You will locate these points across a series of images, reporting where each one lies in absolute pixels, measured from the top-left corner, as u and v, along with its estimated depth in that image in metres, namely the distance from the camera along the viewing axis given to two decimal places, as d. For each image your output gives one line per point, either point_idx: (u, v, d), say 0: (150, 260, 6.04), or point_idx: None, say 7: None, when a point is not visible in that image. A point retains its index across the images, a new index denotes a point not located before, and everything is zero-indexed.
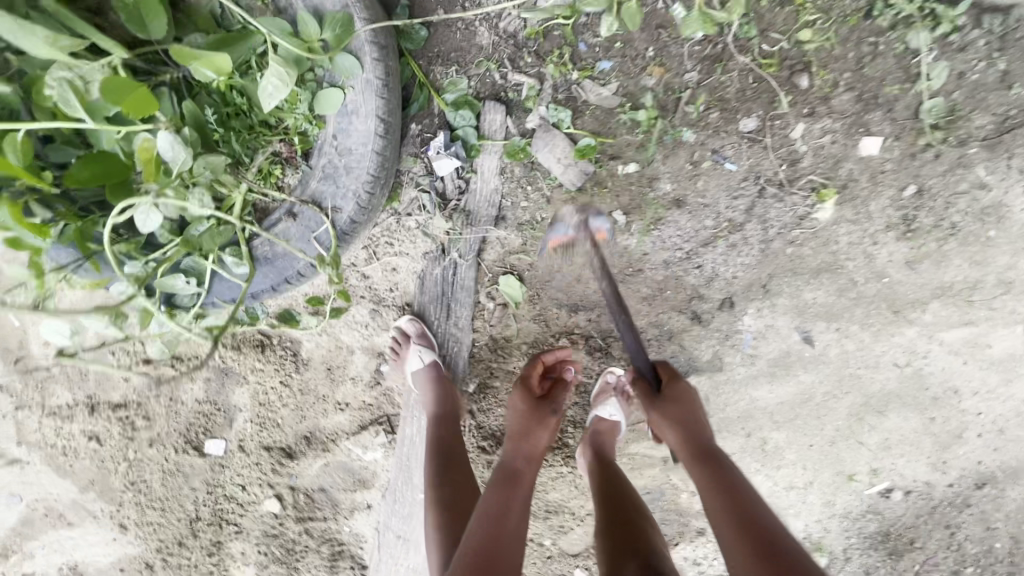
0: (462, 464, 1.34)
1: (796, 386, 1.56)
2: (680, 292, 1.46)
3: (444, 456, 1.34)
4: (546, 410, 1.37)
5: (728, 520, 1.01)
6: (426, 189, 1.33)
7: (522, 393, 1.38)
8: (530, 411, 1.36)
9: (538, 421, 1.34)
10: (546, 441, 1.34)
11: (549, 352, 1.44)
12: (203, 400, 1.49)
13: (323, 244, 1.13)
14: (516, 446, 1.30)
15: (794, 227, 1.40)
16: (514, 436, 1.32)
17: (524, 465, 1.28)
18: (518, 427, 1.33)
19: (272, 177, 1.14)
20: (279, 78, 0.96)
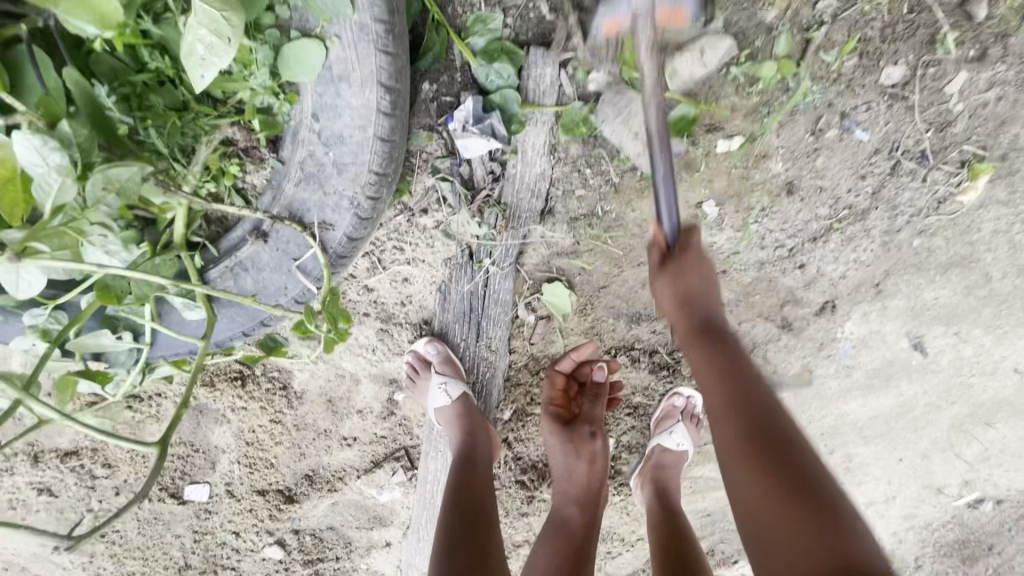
0: (481, 527, 0.98)
1: (895, 398, 1.29)
2: (772, 297, 1.15)
3: (458, 518, 0.98)
4: (580, 436, 1.11)
5: (795, 518, 0.65)
6: (448, 175, 0.97)
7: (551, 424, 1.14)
8: (566, 445, 1.12)
9: (577, 455, 1.11)
10: (593, 477, 1.11)
11: (565, 357, 1.15)
12: (176, 441, 1.20)
13: (309, 273, 0.79)
14: (562, 487, 1.12)
15: (929, 213, 1.07)
16: (559, 478, 1.12)
17: (575, 513, 1.09)
18: (560, 470, 1.12)
19: (226, 176, 0.77)
20: (213, 29, 0.59)
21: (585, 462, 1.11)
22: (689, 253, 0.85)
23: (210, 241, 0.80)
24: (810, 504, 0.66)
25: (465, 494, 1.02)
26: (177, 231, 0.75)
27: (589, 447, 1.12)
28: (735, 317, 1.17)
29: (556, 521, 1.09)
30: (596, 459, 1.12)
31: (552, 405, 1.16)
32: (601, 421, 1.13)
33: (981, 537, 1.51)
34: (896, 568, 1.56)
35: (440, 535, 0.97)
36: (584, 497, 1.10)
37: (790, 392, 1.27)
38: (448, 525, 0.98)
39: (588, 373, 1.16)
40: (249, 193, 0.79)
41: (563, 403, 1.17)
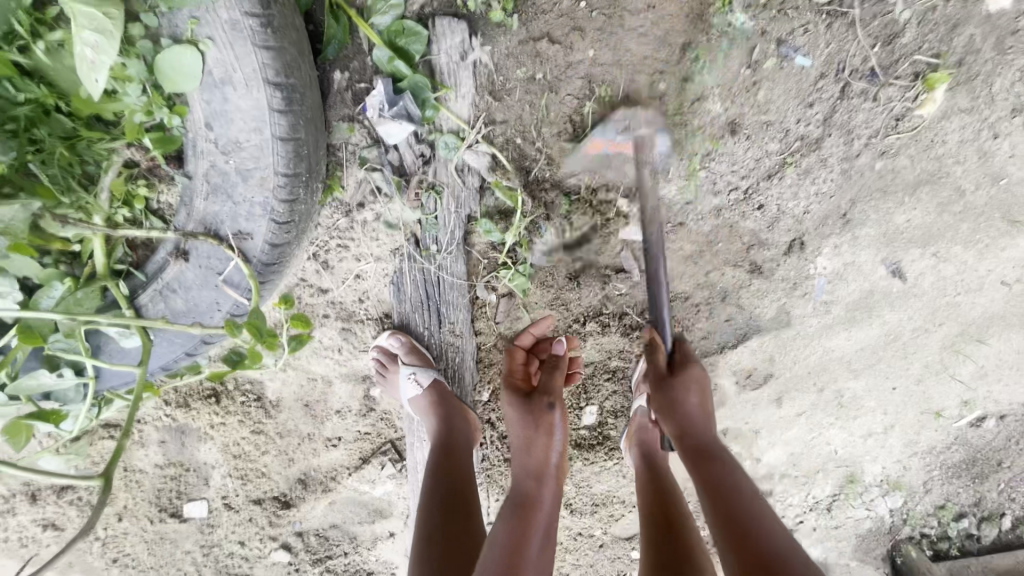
0: (460, 510, 0.98)
1: (880, 327, 1.26)
2: (735, 242, 1.11)
3: (439, 503, 0.98)
4: (536, 406, 1.04)
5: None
6: (376, 164, 0.95)
7: (510, 398, 1.08)
8: (523, 418, 1.05)
9: (535, 426, 1.03)
10: (553, 451, 1.02)
11: (526, 334, 1.11)
12: (166, 463, 1.22)
13: (238, 286, 0.77)
14: (521, 462, 1.02)
15: (888, 132, 1.01)
16: (518, 453, 1.04)
17: (532, 487, 0.99)
18: (518, 443, 1.04)
19: (136, 200, 0.76)
20: (96, 29, 0.57)
21: (544, 433, 1.02)
22: (688, 365, 0.99)
23: (136, 267, 0.78)
24: (727, 503, 0.83)
25: (443, 479, 1.02)
26: (98, 261, 0.74)
27: (548, 419, 1.03)
28: (700, 267, 1.13)
29: (513, 496, 0.98)
30: (556, 431, 1.03)
31: (512, 379, 1.10)
32: (561, 391, 1.05)
33: (987, 453, 1.49)
34: (905, 495, 1.54)
35: (420, 520, 0.97)
36: (542, 471, 1.00)
37: (770, 336, 1.24)
38: (428, 509, 0.98)
39: (547, 349, 1.12)
40: (166, 213, 0.78)
41: (524, 377, 1.11)
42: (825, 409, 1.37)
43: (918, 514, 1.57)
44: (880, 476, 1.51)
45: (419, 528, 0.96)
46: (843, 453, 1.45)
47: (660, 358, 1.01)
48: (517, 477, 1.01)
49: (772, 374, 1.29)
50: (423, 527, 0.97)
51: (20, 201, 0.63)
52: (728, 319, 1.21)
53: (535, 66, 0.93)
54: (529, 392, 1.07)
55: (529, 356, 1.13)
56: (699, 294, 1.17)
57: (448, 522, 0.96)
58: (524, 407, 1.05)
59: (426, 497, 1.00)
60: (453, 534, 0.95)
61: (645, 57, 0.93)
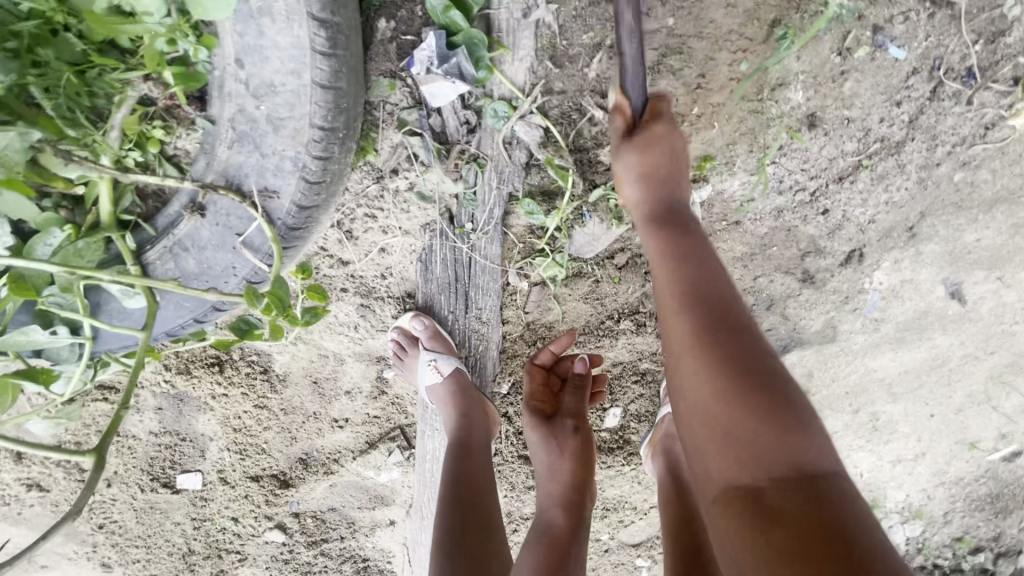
0: (481, 529, 0.91)
1: (927, 351, 1.18)
2: (791, 248, 1.03)
3: (458, 521, 0.91)
4: (561, 432, 1.00)
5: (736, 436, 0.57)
6: (416, 128, 0.86)
7: (532, 419, 1.03)
8: (547, 444, 1.00)
9: (560, 452, 0.99)
10: (580, 478, 0.99)
11: (545, 351, 1.06)
12: (162, 431, 1.15)
13: (258, 250, 0.69)
14: (546, 490, 1.00)
15: (974, 141, 0.93)
16: (543, 480, 1.00)
17: (561, 519, 0.96)
18: (543, 470, 1.01)
19: (150, 142, 0.66)
20: None
21: (570, 460, 0.99)
22: (703, 248, 0.71)
23: (145, 220, 0.70)
24: (780, 412, 0.57)
25: (463, 493, 0.94)
26: (103, 208, 0.66)
27: (573, 444, 1.00)
28: (749, 272, 1.05)
29: (541, 527, 0.96)
30: (583, 457, 1.00)
31: (533, 400, 1.05)
32: (586, 414, 1.02)
33: (1015, 489, 1.43)
34: (924, 524, 1.48)
35: (439, 540, 0.91)
36: (569, 500, 0.98)
37: (812, 351, 1.16)
38: (446, 529, 0.91)
39: (569, 367, 1.06)
40: (182, 161, 0.69)
41: (545, 396, 1.06)
42: (857, 430, 1.30)
43: (934, 544, 1.51)
44: (902, 503, 1.45)
45: (437, 550, 0.90)
46: (867, 477, 1.38)
47: (624, 118, 0.78)
48: (542, 506, 0.99)
49: (808, 391, 1.22)
50: (442, 546, 0.91)
51: (17, 128, 0.54)
52: (770, 329, 1.13)
53: (602, 32, 0.83)
54: (552, 415, 1.03)
55: (550, 374, 1.07)
56: (743, 300, 1.09)
57: (471, 547, 0.90)
58: (547, 430, 1.01)
59: (443, 514, 0.92)
60: (474, 558, 0.89)
61: (728, 31, 0.83)
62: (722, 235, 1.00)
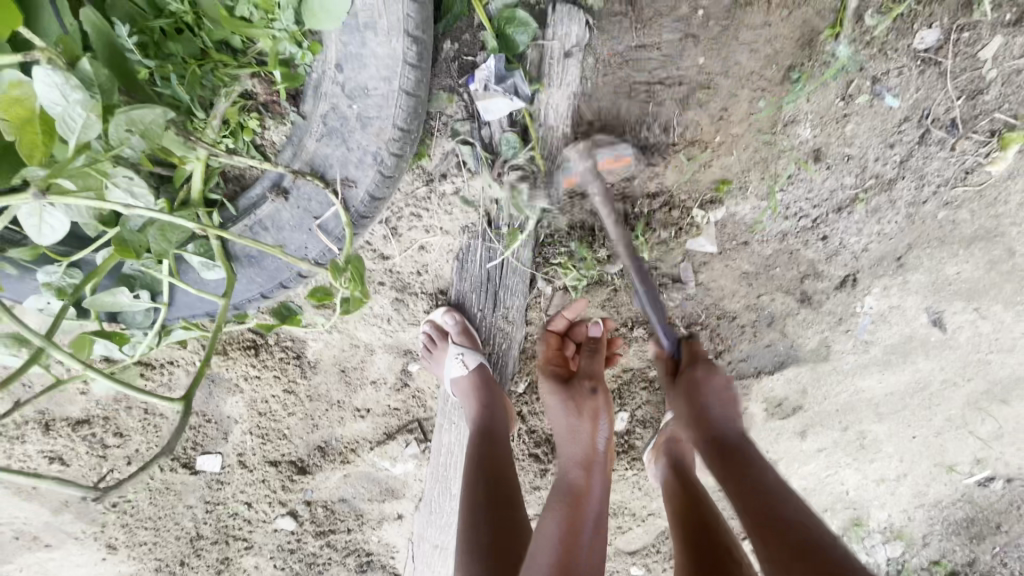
0: (505, 499, 0.99)
1: (910, 374, 1.29)
2: (793, 269, 1.13)
3: (482, 492, 0.99)
4: (579, 391, 1.05)
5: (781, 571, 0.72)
6: (469, 138, 0.95)
7: (551, 383, 1.08)
8: (566, 405, 1.05)
9: (579, 413, 1.03)
10: (599, 438, 1.03)
11: (559, 317, 1.11)
12: (188, 411, 1.20)
13: (330, 233, 0.77)
14: (568, 451, 1.03)
15: (956, 183, 1.05)
16: (563, 441, 1.05)
17: (582, 478, 0.99)
18: (563, 431, 1.05)
19: (245, 132, 0.75)
20: None
21: (589, 420, 1.03)
22: (698, 364, 1.01)
23: (229, 200, 0.78)
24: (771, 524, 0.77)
25: (486, 466, 1.02)
26: (194, 186, 0.72)
27: (593, 404, 1.04)
28: (755, 290, 1.15)
29: (562, 486, 1.00)
30: (601, 417, 1.03)
31: (550, 365, 1.11)
32: (602, 374, 1.07)
33: (988, 514, 1.51)
34: (904, 545, 1.56)
35: (468, 502, 0.99)
36: (591, 459, 1.01)
37: (806, 368, 1.26)
38: (474, 491, 1.00)
39: (582, 332, 1.11)
40: (268, 150, 0.77)
41: (561, 361, 1.12)
42: (844, 448, 1.38)
43: (913, 566, 1.59)
44: (884, 523, 1.52)
45: (465, 519, 0.98)
46: (853, 495, 1.46)
47: (665, 360, 1.09)
48: (562, 467, 1.03)
49: (801, 406, 1.31)
50: (470, 506, 0.99)
51: (161, 107, 0.59)
52: (770, 345, 1.23)
53: (637, 67, 0.95)
54: (570, 378, 1.08)
55: (564, 341, 1.13)
56: (747, 316, 1.19)
57: (498, 507, 0.97)
58: (566, 392, 1.06)
59: (468, 486, 1.00)
60: (502, 522, 0.96)
61: (751, 72, 0.94)
62: (732, 253, 1.10)
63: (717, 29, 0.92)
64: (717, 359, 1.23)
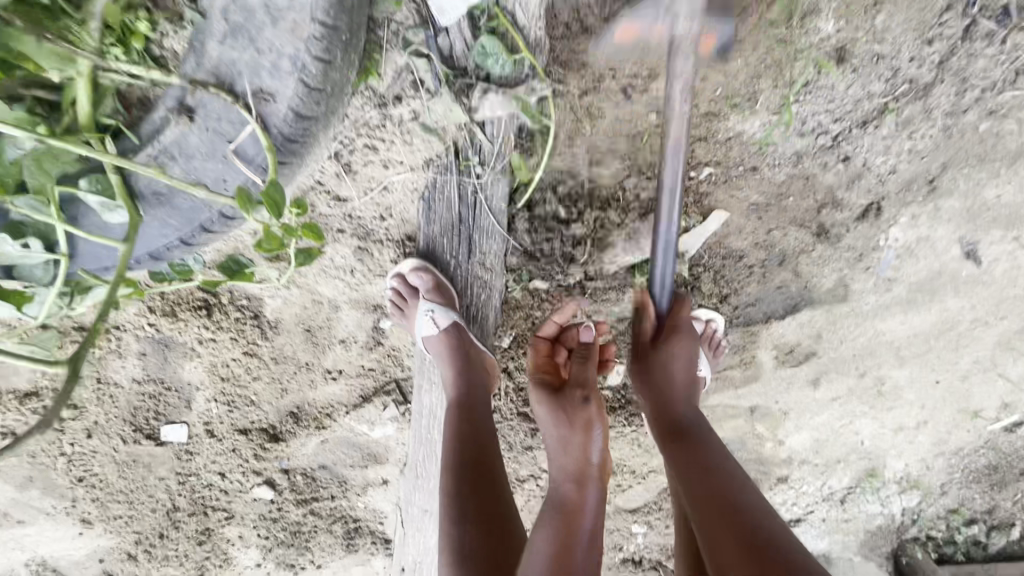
0: (490, 493, 0.90)
1: (937, 315, 1.16)
2: (808, 198, 0.99)
3: (464, 485, 0.89)
4: (570, 402, 0.93)
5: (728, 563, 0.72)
6: (423, 50, 0.80)
7: (539, 393, 0.96)
8: (556, 417, 0.93)
9: (570, 424, 0.91)
10: (593, 451, 0.90)
11: (548, 322, 1.02)
12: (145, 379, 1.10)
13: (251, 161, 0.64)
14: (558, 462, 0.92)
15: (1005, 87, 0.89)
16: (553, 451, 0.93)
17: (574, 493, 0.88)
18: (553, 443, 0.93)
19: (133, 38, 0.62)
20: None
21: (581, 432, 0.91)
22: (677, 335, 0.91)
23: (128, 128, 0.64)
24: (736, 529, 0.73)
25: (471, 450, 0.92)
26: (81, 107, 0.60)
27: (584, 415, 0.92)
28: (765, 224, 1.01)
29: (552, 501, 0.88)
30: (595, 429, 0.91)
31: (539, 374, 0.99)
32: (596, 383, 0.94)
33: (1013, 460, 1.43)
34: (921, 495, 1.48)
35: (446, 501, 0.89)
36: (583, 473, 0.89)
37: (822, 311, 1.13)
38: (453, 491, 0.89)
39: (574, 336, 1.01)
40: (167, 63, 0.64)
41: (552, 370, 1.01)
42: (862, 396, 1.28)
43: (930, 516, 1.51)
44: (900, 473, 1.44)
45: (446, 514, 0.88)
46: (867, 445, 1.37)
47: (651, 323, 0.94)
48: (553, 477, 0.92)
49: (815, 353, 1.19)
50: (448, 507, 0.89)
51: None
52: (781, 287, 1.10)
53: None
54: (560, 387, 0.96)
55: (555, 347, 1.03)
56: (756, 256, 1.05)
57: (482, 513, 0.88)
58: (555, 401, 0.94)
59: (450, 476, 0.90)
60: (488, 516, 0.88)
61: None
62: (738, 182, 0.96)
63: None
64: (721, 305, 1.11)
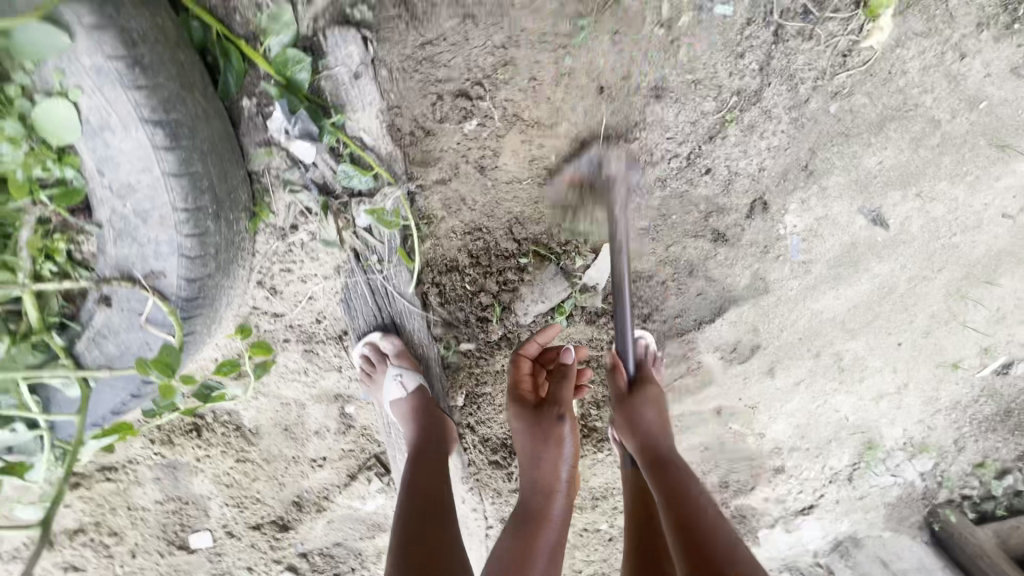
0: (438, 520, 0.95)
1: (870, 283, 1.16)
2: (689, 212, 1.06)
3: (412, 513, 0.94)
4: (546, 419, 1.00)
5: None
6: (300, 185, 0.94)
7: (517, 410, 1.04)
8: (530, 432, 1.02)
9: (544, 439, 1.00)
10: (561, 467, 1.01)
11: (531, 342, 1.07)
12: (165, 499, 1.26)
13: (162, 324, 0.79)
14: (529, 476, 1.02)
15: (836, 70, 0.95)
16: (527, 467, 1.02)
17: (541, 503, 0.99)
18: (527, 460, 1.03)
19: (56, 253, 0.76)
20: None
21: (554, 446, 1.00)
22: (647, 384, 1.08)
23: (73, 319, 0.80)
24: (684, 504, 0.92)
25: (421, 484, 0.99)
26: (30, 317, 0.76)
27: (557, 431, 1.00)
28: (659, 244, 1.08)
29: (521, 511, 0.99)
30: (567, 442, 1.01)
31: (517, 390, 1.06)
32: (571, 401, 1.01)
33: None
34: (935, 457, 1.41)
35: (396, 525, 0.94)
36: (553, 486, 1.00)
37: (750, 307, 1.17)
38: (403, 515, 0.94)
39: (555, 356, 1.08)
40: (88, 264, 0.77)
41: (530, 386, 1.07)
42: (825, 374, 1.27)
43: (954, 475, 1.43)
44: (902, 439, 1.38)
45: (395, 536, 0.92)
46: (852, 419, 1.34)
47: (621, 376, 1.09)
48: (524, 494, 1.02)
49: (759, 345, 1.21)
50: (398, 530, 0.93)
51: None
52: (700, 294, 1.15)
53: (430, 70, 0.92)
54: (538, 405, 1.03)
55: (535, 365, 1.09)
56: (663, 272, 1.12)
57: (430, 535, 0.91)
58: (533, 418, 1.02)
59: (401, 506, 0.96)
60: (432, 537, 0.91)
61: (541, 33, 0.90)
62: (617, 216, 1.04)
63: None
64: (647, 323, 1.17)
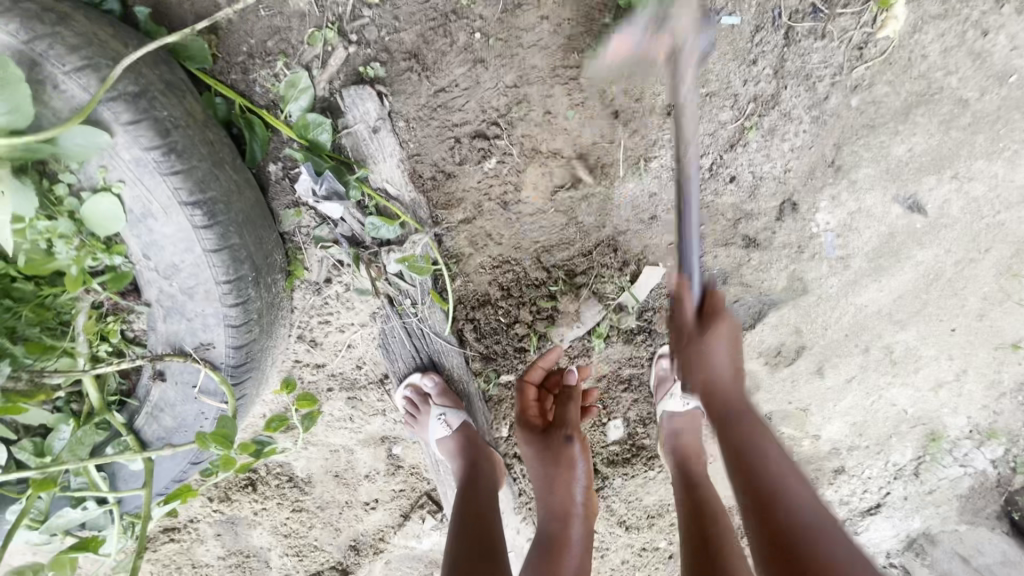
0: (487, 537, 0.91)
1: (914, 271, 1.11)
2: (716, 220, 1.05)
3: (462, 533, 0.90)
4: (556, 442, 1.01)
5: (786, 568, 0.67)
6: (330, 240, 0.97)
7: (528, 436, 1.04)
8: (541, 457, 1.02)
9: (555, 464, 1.00)
10: (577, 489, 1.00)
11: (535, 367, 1.06)
12: (227, 553, 1.29)
13: (214, 393, 0.81)
14: (546, 502, 1.00)
15: (853, 64, 0.95)
16: (542, 493, 1.01)
17: (561, 529, 0.96)
18: (541, 485, 1.02)
19: (111, 335, 0.80)
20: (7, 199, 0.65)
21: (565, 469, 1.00)
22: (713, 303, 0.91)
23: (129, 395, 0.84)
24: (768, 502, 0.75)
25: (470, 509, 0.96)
26: (92, 398, 0.80)
27: (568, 453, 1.01)
28: None
29: (540, 539, 0.95)
30: (577, 465, 1.01)
31: (526, 417, 1.07)
32: (578, 422, 1.02)
33: None
34: (1005, 443, 1.31)
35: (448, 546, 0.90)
36: (569, 511, 0.98)
37: (790, 309, 1.14)
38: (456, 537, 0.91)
39: (559, 379, 1.08)
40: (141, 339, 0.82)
41: (539, 413, 1.08)
42: (877, 369, 1.21)
43: None
44: (967, 427, 1.29)
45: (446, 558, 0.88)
46: (912, 412, 1.27)
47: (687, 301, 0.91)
48: (541, 524, 0.99)
49: (804, 346, 1.18)
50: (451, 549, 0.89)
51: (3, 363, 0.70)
52: (738, 300, 1.13)
53: (445, 116, 0.94)
54: (546, 429, 1.04)
55: (542, 390, 1.09)
56: None
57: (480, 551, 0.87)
58: (543, 444, 1.02)
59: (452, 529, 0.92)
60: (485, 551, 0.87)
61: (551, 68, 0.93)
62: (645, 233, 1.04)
63: (497, 33, 0.92)
64: None
